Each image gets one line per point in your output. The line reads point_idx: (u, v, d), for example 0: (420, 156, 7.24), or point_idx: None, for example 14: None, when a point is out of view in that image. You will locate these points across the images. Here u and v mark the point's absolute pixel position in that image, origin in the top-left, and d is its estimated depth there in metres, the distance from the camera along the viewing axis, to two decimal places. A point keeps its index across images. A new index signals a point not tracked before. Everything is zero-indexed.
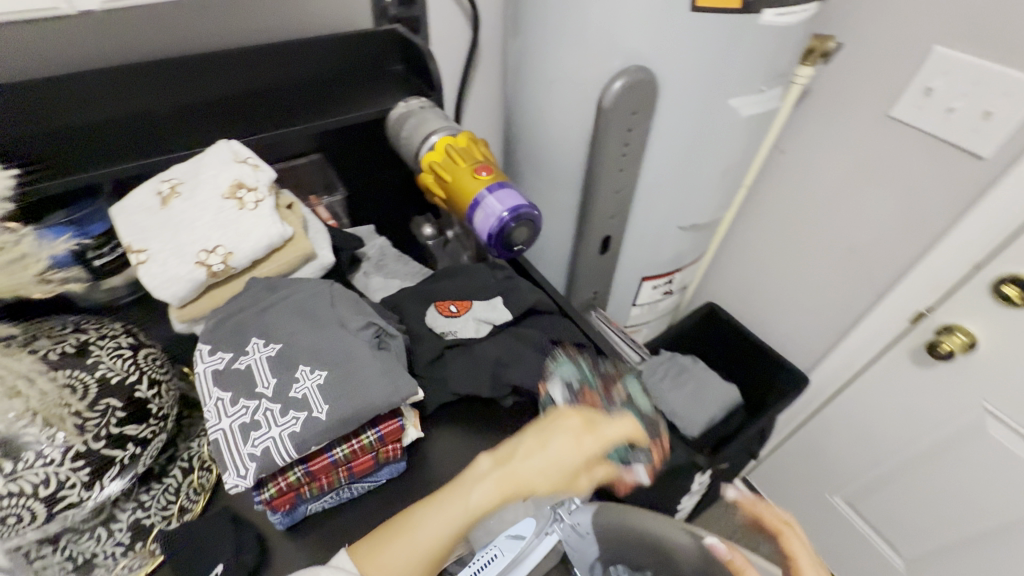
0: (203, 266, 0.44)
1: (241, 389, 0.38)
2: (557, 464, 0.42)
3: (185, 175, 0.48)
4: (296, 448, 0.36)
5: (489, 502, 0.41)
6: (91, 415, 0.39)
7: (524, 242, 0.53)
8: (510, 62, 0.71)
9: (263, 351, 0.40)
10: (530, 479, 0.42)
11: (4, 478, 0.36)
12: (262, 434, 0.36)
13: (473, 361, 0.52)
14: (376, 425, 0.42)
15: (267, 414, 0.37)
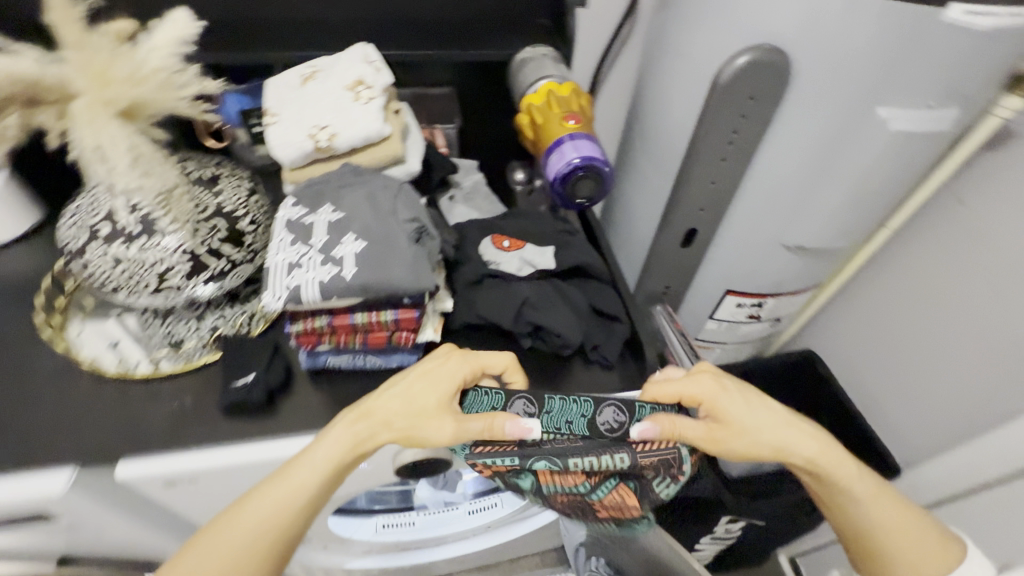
0: (313, 140, 0.53)
1: (302, 237, 0.46)
2: (414, 391, 0.47)
3: (325, 65, 0.57)
4: (321, 293, 0.43)
5: (341, 446, 0.45)
6: (203, 226, 0.50)
7: (588, 197, 0.53)
8: (652, 30, 0.69)
9: (328, 215, 0.47)
10: (386, 411, 0.46)
11: (137, 249, 0.48)
12: (302, 274, 0.43)
13: (505, 295, 0.55)
14: (396, 309, 0.48)
15: (311, 261, 0.44)
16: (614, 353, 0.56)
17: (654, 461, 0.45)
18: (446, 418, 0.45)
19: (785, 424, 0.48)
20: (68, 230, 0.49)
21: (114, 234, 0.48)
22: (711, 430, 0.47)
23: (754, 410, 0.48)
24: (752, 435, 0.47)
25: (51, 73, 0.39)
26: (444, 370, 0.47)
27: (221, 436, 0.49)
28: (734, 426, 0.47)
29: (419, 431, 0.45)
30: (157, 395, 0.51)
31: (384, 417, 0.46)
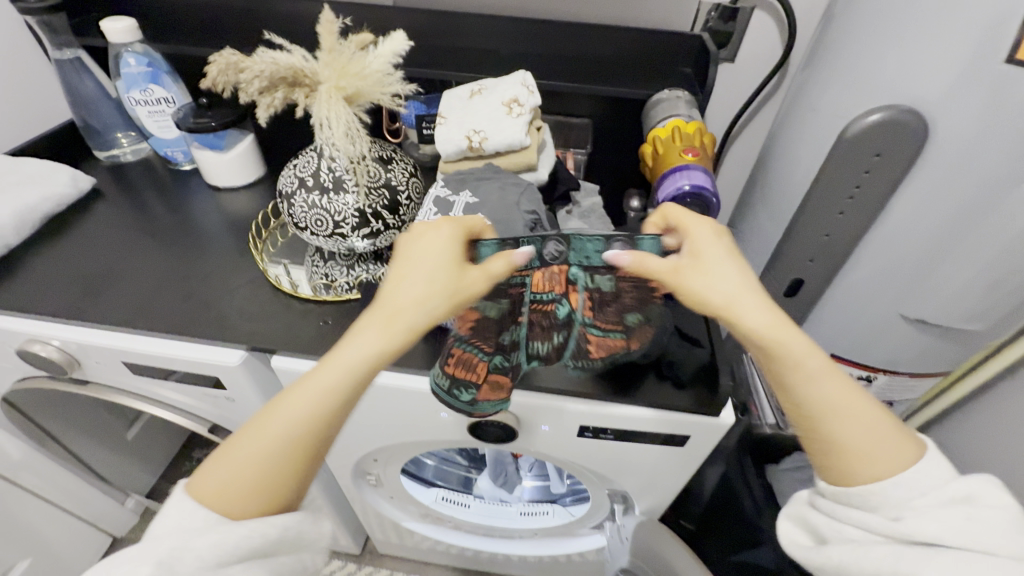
0: (468, 140, 0.65)
1: (443, 212, 0.58)
2: (438, 278, 0.44)
3: (490, 84, 0.70)
4: None
5: (372, 344, 0.43)
6: (374, 193, 0.64)
7: (688, 221, 0.58)
8: (794, 87, 0.73)
9: (466, 199, 0.59)
10: (415, 301, 0.44)
11: (327, 201, 0.63)
12: None
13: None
14: None
15: None
16: (688, 375, 0.59)
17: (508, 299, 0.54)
18: (474, 277, 0.46)
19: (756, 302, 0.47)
20: (286, 179, 0.66)
21: (314, 187, 0.63)
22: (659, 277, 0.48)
23: (724, 276, 0.47)
24: (713, 286, 0.46)
25: (311, 66, 0.55)
26: (439, 243, 0.46)
27: None
28: (699, 281, 0.47)
29: (453, 305, 0.45)
30: (310, 313, 0.66)
31: (404, 304, 0.44)
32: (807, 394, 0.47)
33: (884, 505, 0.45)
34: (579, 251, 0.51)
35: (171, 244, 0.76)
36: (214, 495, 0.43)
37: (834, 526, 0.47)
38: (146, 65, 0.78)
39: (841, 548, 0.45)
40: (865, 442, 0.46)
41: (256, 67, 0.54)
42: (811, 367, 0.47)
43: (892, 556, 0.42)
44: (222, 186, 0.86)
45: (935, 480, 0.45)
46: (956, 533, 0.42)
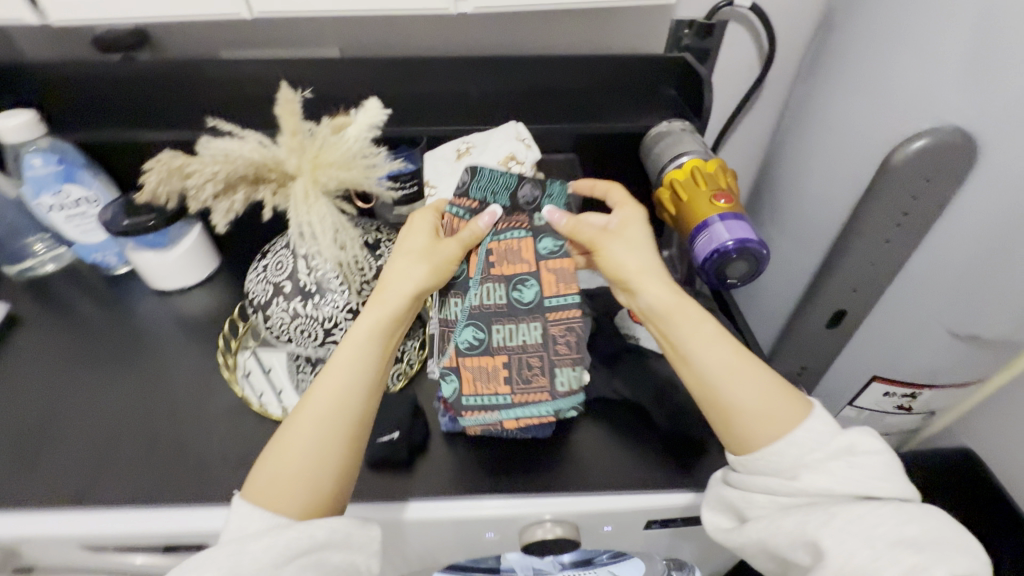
0: None
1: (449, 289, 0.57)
2: (410, 250, 0.49)
3: (478, 141, 0.61)
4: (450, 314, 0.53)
5: (373, 316, 0.47)
6: (367, 287, 0.54)
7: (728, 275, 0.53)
8: (795, 105, 0.69)
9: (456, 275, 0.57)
10: (392, 271, 0.49)
11: (312, 306, 0.53)
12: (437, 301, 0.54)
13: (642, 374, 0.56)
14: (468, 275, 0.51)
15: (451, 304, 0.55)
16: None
17: (564, 326, 0.50)
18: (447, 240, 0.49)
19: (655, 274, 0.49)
20: (256, 285, 0.55)
21: (294, 292, 0.53)
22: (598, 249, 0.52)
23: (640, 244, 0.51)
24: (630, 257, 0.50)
25: (276, 157, 0.45)
26: (411, 224, 0.51)
27: (366, 490, 0.51)
28: (620, 249, 0.50)
29: (432, 260, 0.48)
30: None
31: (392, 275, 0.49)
32: (700, 358, 0.46)
33: (782, 466, 0.42)
34: (483, 188, 0.51)
35: (117, 374, 0.63)
36: (266, 490, 0.41)
37: (745, 498, 0.44)
38: (57, 162, 0.65)
39: (760, 524, 0.42)
40: (756, 403, 0.43)
41: (207, 169, 0.44)
42: (707, 331, 0.47)
43: (799, 521, 0.39)
44: (170, 288, 0.73)
45: (826, 431, 0.42)
46: (844, 485, 0.40)
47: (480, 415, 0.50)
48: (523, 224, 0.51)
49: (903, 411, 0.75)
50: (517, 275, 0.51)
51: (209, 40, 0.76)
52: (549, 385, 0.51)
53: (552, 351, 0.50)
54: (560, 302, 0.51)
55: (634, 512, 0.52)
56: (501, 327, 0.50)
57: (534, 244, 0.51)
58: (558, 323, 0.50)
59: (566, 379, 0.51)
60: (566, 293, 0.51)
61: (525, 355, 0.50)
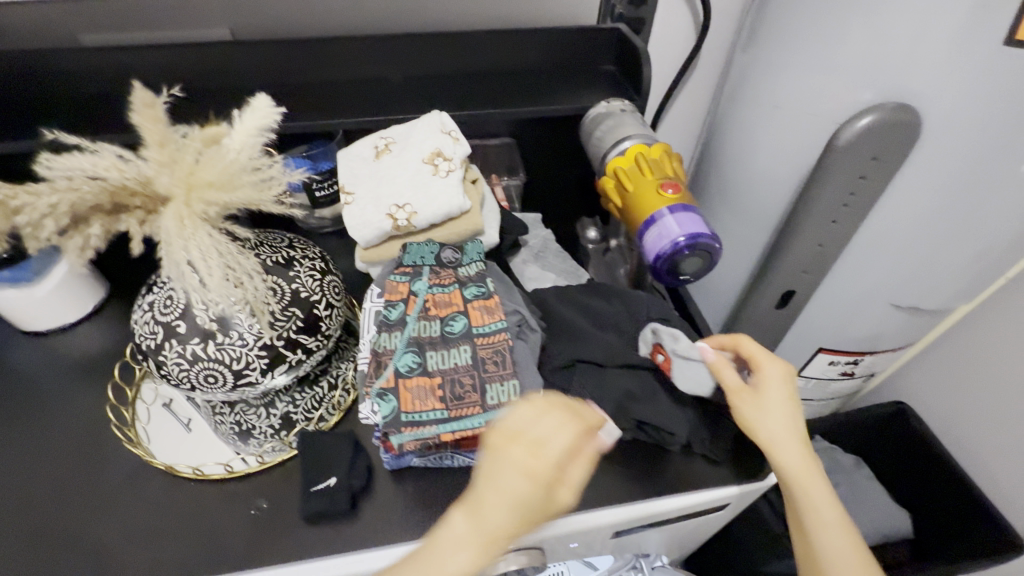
0: (391, 220, 0.49)
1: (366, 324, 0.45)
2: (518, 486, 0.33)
3: (398, 135, 0.54)
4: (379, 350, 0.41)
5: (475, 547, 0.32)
6: (281, 317, 0.47)
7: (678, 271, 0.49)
8: (733, 79, 0.66)
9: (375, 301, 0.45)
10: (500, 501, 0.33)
11: (215, 345, 0.45)
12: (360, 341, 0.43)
13: (601, 383, 0.51)
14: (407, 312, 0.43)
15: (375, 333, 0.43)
16: (723, 450, 0.51)
17: (495, 349, 0.40)
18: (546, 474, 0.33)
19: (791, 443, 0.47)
20: (142, 326, 0.46)
21: (190, 332, 0.44)
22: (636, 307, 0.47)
23: (778, 409, 0.48)
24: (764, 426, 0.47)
25: (141, 177, 0.37)
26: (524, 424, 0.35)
27: (301, 548, 0.45)
28: (753, 412, 0.47)
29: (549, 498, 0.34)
30: (234, 497, 0.48)
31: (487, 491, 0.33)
32: (809, 517, 0.49)
33: None
34: (415, 254, 0.47)
35: None
36: None
37: None
38: None
39: None
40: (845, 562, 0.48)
41: (42, 201, 0.34)
42: (813, 498, 0.48)
43: None
44: (45, 328, 0.61)
45: None
46: None
47: (410, 433, 0.36)
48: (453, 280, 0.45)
49: (847, 377, 0.77)
50: (449, 314, 0.43)
51: (51, 21, 0.62)
52: (482, 402, 0.38)
53: (482, 368, 0.39)
54: (488, 330, 0.42)
55: (600, 526, 0.49)
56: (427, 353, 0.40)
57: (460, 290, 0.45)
58: (488, 347, 0.40)
59: (500, 396, 0.38)
60: (494, 319, 0.42)
61: (457, 379, 0.39)
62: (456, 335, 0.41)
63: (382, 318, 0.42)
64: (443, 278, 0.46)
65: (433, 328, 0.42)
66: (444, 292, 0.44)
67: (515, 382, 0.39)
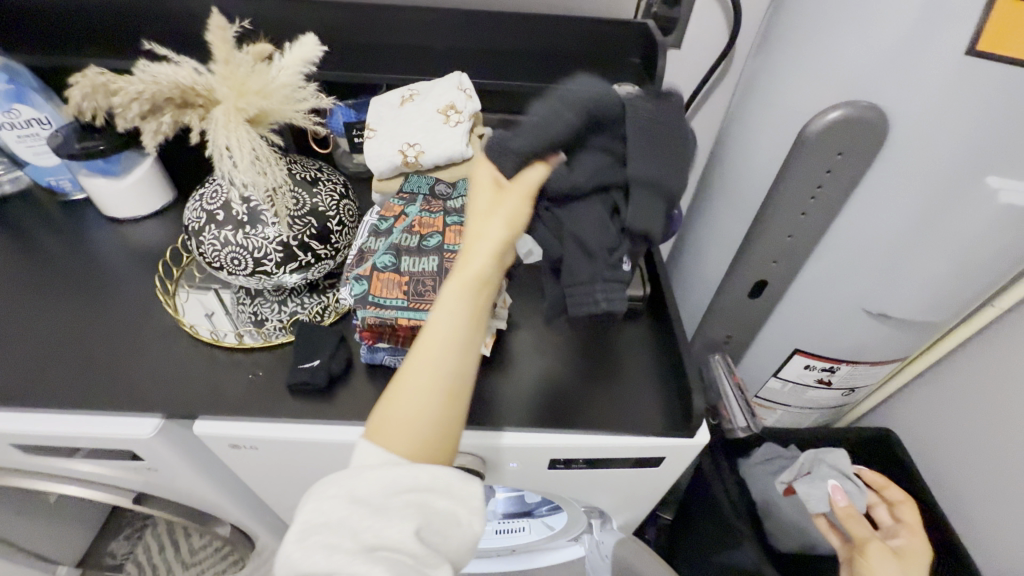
0: (402, 155, 0.57)
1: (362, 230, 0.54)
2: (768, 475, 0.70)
3: (423, 89, 0.62)
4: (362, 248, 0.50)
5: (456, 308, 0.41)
6: (298, 222, 0.56)
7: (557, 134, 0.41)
8: (746, 80, 0.70)
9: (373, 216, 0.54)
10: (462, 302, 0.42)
11: (243, 235, 0.55)
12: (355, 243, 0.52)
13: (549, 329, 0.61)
14: (394, 223, 0.51)
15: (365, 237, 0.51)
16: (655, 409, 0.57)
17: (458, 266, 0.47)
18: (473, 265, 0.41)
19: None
20: (192, 212, 0.57)
21: (226, 220, 0.55)
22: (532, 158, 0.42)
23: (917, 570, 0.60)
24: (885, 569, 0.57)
25: (205, 84, 0.47)
26: None
27: (282, 411, 0.54)
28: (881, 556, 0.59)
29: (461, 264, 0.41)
30: (238, 364, 0.58)
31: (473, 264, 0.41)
32: None
33: None
34: (414, 184, 0.55)
35: (64, 294, 0.65)
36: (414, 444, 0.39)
37: None
38: (7, 81, 0.65)
39: None
40: None
41: (131, 88, 0.45)
42: None
43: None
44: (123, 216, 0.75)
45: None
46: None
47: (374, 310, 0.44)
48: (441, 209, 0.52)
49: (824, 386, 0.79)
50: (428, 232, 0.50)
51: None
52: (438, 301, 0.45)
53: (444, 277, 0.47)
54: (457, 248, 0.48)
55: (533, 450, 0.55)
56: (403, 256, 0.47)
57: (443, 217, 0.52)
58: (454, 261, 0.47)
59: None
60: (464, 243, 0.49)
61: (421, 282, 0.46)
62: (430, 250, 0.48)
63: (375, 227, 0.51)
64: (433, 204, 0.53)
65: (411, 240, 0.49)
66: (430, 216, 0.51)
67: None
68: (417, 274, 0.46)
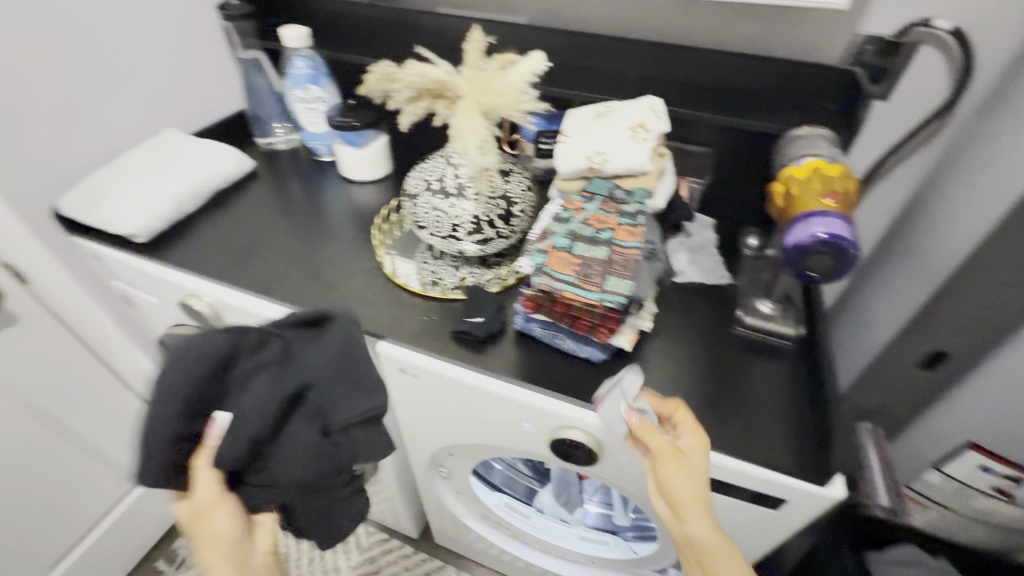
0: (588, 161, 0.65)
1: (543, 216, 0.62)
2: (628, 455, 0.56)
3: (617, 108, 0.69)
4: (543, 229, 0.58)
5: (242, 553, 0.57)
6: (492, 203, 0.68)
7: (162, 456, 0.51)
8: (968, 137, 0.63)
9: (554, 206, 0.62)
10: None
11: (449, 204, 0.68)
12: (538, 225, 0.60)
13: (667, 355, 0.65)
14: (576, 216, 0.58)
15: (546, 222, 0.59)
16: (784, 450, 0.56)
17: (624, 259, 0.53)
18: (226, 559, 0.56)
19: (699, 510, 0.49)
20: (413, 181, 0.71)
21: (438, 192, 0.68)
22: (192, 442, 0.52)
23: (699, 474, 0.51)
24: (671, 484, 0.51)
25: (454, 80, 0.59)
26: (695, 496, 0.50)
27: (443, 351, 0.65)
28: (675, 469, 0.50)
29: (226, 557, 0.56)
30: (416, 308, 0.71)
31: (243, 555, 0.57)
32: None
33: None
34: (597, 186, 0.63)
35: (303, 228, 0.85)
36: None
37: None
38: (310, 67, 0.88)
39: None
40: None
41: (408, 79, 0.60)
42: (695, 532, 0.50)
43: None
44: (353, 178, 0.95)
45: None
46: None
47: (547, 279, 0.52)
48: (615, 210, 0.59)
49: (1003, 497, 0.67)
50: (602, 227, 0.57)
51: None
52: (602, 284, 0.51)
53: (610, 266, 0.53)
54: (627, 244, 0.54)
55: None
56: (578, 242, 0.54)
57: (617, 216, 0.58)
58: (623, 255, 0.53)
59: (617, 287, 0.51)
60: (633, 241, 0.54)
61: (590, 266, 0.53)
62: (602, 242, 0.54)
63: (558, 216, 0.59)
64: (610, 207, 0.60)
65: (586, 231, 0.56)
66: (606, 215, 0.58)
67: (631, 281, 0.51)
68: (586, 258, 0.53)
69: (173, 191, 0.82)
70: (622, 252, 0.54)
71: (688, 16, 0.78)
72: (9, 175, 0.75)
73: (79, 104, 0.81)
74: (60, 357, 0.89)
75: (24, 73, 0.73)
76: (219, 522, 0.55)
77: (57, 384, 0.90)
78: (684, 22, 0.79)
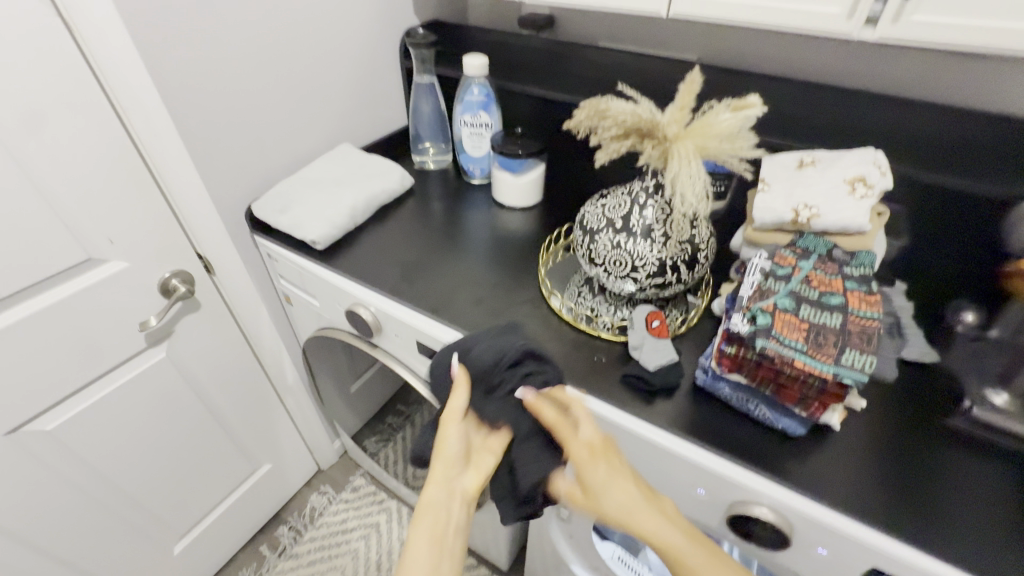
0: (795, 214, 0.60)
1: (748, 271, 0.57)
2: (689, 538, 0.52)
3: (824, 158, 0.65)
4: (758, 288, 0.53)
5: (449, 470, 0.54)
6: (678, 247, 0.64)
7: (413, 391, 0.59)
8: None
9: (762, 261, 0.57)
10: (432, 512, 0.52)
11: (632, 244, 0.65)
12: (749, 281, 0.55)
13: (856, 434, 0.58)
14: (796, 274, 0.54)
15: (758, 278, 0.54)
16: None
17: (859, 330, 0.49)
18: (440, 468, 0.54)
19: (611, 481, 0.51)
20: (591, 216, 0.70)
21: (621, 230, 0.65)
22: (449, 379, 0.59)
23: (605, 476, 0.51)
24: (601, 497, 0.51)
25: (668, 121, 0.57)
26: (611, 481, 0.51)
27: (615, 396, 0.62)
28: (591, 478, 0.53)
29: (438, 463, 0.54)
30: (581, 346, 0.68)
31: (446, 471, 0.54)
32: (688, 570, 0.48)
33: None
34: (809, 243, 0.59)
35: (458, 248, 0.87)
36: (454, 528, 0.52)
37: None
38: (484, 95, 0.91)
39: None
40: None
41: (619, 116, 0.58)
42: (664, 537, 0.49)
43: None
44: (505, 203, 0.96)
45: None
46: None
47: (775, 343, 0.48)
48: (836, 272, 0.55)
49: None
50: (825, 291, 0.53)
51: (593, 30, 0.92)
52: (837, 355, 0.46)
53: (844, 336, 0.48)
54: (864, 315, 0.50)
55: (858, 546, 0.51)
56: (806, 306, 0.51)
57: (841, 281, 0.54)
58: (859, 326, 0.49)
59: (854, 361, 0.46)
60: (868, 312, 0.50)
61: (821, 333, 0.49)
62: (833, 309, 0.51)
63: (773, 272, 0.55)
64: (829, 267, 0.56)
65: (810, 294, 0.52)
66: (828, 277, 0.54)
67: (874, 358, 0.46)
68: (817, 325, 0.49)
69: (349, 203, 0.87)
70: (856, 322, 0.49)
71: (897, 64, 0.72)
72: (218, 178, 0.83)
73: (277, 117, 0.88)
74: (223, 344, 0.96)
75: (243, 88, 0.81)
76: (449, 435, 0.54)
77: (216, 369, 0.97)
78: (890, 70, 0.73)
